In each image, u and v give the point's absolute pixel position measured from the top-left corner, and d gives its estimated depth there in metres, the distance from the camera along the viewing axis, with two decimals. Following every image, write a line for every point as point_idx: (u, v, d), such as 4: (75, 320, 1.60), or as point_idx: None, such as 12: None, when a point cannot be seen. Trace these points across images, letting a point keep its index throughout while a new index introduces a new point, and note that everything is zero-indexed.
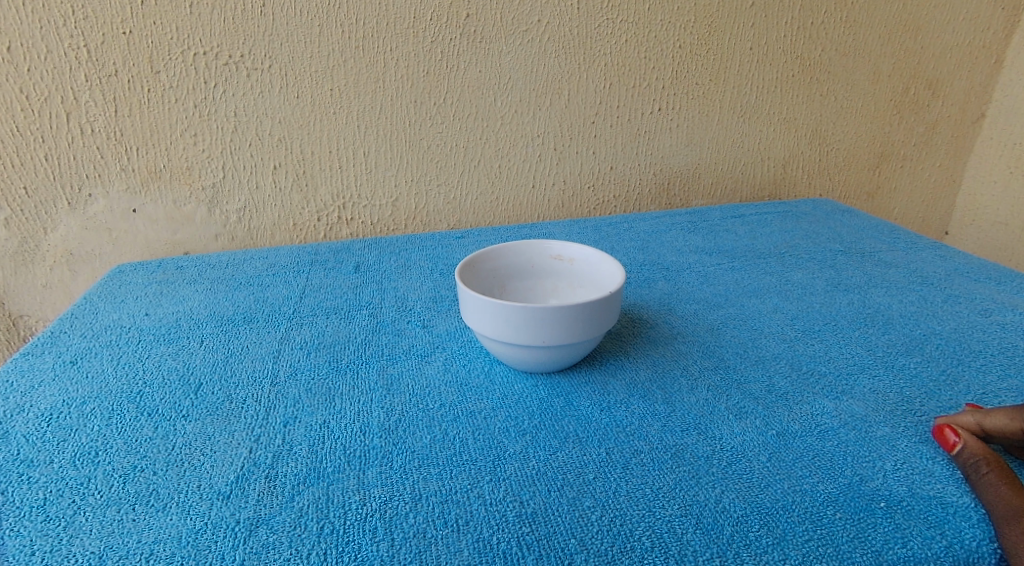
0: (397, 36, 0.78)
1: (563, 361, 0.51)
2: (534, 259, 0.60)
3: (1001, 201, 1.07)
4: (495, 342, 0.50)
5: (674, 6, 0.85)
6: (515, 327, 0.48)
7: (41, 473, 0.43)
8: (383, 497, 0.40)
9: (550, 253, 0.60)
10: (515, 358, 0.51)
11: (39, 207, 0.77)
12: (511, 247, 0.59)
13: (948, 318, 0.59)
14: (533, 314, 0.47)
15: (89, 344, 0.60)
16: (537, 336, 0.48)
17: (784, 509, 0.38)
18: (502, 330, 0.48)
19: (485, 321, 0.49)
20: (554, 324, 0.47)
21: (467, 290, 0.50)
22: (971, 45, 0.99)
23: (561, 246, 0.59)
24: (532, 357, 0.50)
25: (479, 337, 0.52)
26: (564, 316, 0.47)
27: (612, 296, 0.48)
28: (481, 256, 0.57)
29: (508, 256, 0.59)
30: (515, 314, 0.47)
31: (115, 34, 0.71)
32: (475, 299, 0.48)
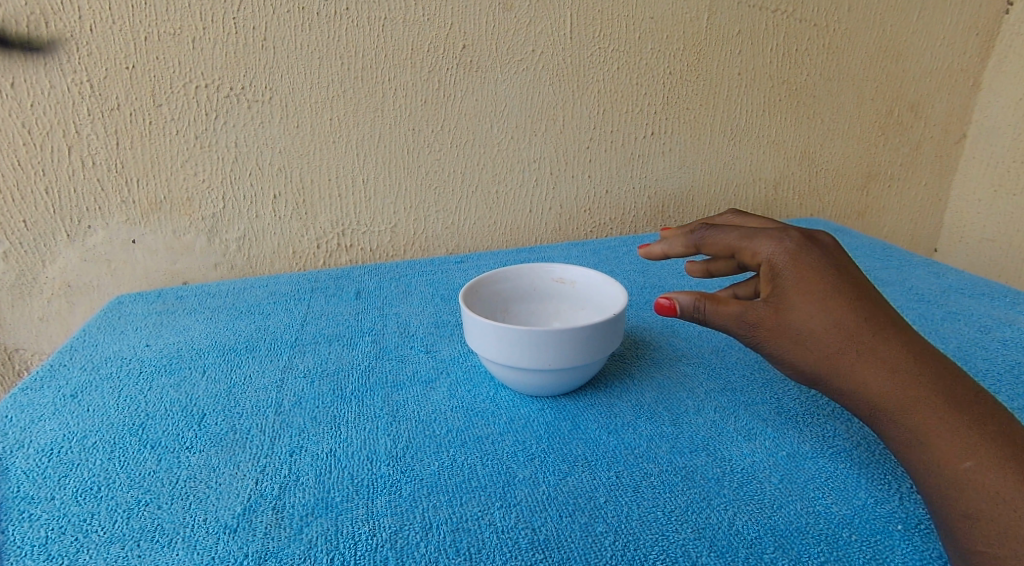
0: (396, 67, 0.79)
1: (568, 385, 0.52)
2: (536, 283, 0.61)
3: (987, 219, 1.09)
4: (500, 366, 0.50)
5: (663, 35, 0.87)
6: (520, 350, 0.48)
7: (43, 510, 0.42)
8: (394, 527, 0.40)
9: (552, 277, 0.61)
10: (520, 382, 0.51)
11: (38, 240, 0.77)
12: (513, 271, 0.60)
13: (950, 336, 0.60)
14: (539, 338, 0.47)
15: (89, 377, 0.59)
16: (542, 359, 0.48)
17: (798, 530, 0.38)
18: (508, 355, 0.49)
19: (491, 347, 0.49)
20: (559, 347, 0.48)
21: (473, 315, 0.50)
22: (950, 69, 1.02)
23: (563, 268, 0.60)
24: (539, 380, 0.50)
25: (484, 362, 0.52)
26: (569, 339, 0.47)
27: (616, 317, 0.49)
28: (483, 280, 0.58)
29: (510, 279, 0.60)
30: (520, 339, 0.48)
31: (118, 69, 0.72)
32: (480, 324, 0.49)
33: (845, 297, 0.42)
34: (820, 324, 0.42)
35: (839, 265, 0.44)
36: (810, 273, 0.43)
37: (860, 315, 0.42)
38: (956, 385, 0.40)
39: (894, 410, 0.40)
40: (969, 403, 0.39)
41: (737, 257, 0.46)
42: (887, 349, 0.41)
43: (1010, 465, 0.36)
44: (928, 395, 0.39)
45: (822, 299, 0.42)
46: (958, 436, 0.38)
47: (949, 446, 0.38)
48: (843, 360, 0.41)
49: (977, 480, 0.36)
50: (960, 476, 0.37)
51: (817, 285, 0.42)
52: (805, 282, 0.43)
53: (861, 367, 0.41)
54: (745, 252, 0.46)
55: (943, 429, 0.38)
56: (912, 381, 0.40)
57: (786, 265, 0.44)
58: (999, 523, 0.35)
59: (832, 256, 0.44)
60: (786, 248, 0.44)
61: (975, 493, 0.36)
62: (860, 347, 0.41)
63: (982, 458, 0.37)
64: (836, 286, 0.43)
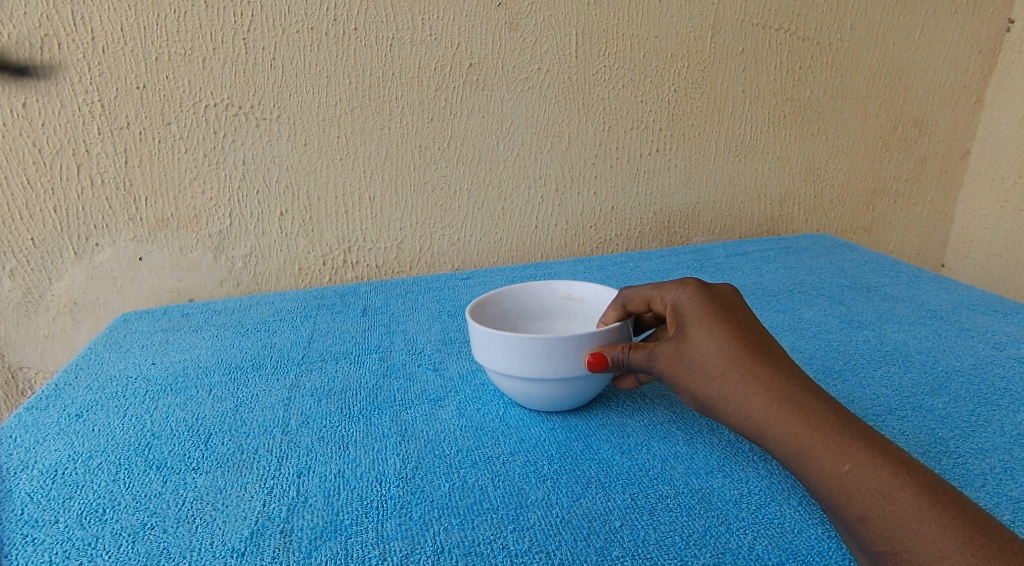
0: (404, 85, 0.80)
1: (576, 396, 0.50)
2: (544, 300, 0.61)
3: (993, 234, 1.09)
4: (508, 379, 0.50)
5: (668, 54, 0.88)
6: (526, 360, 0.47)
7: (47, 534, 0.42)
8: (404, 551, 0.39)
9: (559, 294, 0.60)
10: (528, 394, 0.50)
11: (45, 258, 0.77)
12: (520, 289, 0.60)
13: (965, 354, 0.60)
14: (547, 345, 0.46)
15: (94, 396, 0.59)
16: (550, 369, 0.47)
17: (820, 555, 0.38)
18: (514, 365, 0.48)
19: (497, 358, 0.49)
20: (567, 355, 0.47)
21: (479, 326, 0.50)
22: (952, 86, 1.03)
23: (570, 285, 0.60)
24: (547, 391, 0.49)
25: (490, 375, 0.52)
26: (578, 347, 0.46)
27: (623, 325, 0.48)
28: (488, 298, 0.58)
29: (517, 298, 0.60)
30: (527, 347, 0.47)
31: (129, 89, 0.72)
32: (486, 334, 0.49)
33: (730, 323, 0.44)
34: (707, 348, 0.43)
35: (727, 301, 0.46)
36: (705, 305, 0.45)
37: (740, 338, 0.43)
38: (824, 396, 0.40)
39: (775, 425, 0.40)
40: (840, 412, 0.40)
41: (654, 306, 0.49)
42: (764, 367, 0.42)
43: (884, 460, 0.36)
44: (804, 407, 0.40)
45: (709, 325, 0.44)
46: (834, 439, 0.38)
47: (828, 451, 0.38)
48: (728, 383, 0.42)
49: (856, 480, 0.36)
50: (841, 480, 0.36)
51: (707, 314, 0.44)
52: (698, 311, 0.45)
53: (744, 387, 0.41)
54: (654, 299, 0.48)
55: (821, 436, 0.38)
56: (790, 395, 0.40)
57: (685, 303, 0.46)
58: (885, 520, 0.34)
59: (725, 295, 0.47)
60: (687, 291, 0.47)
61: (857, 494, 0.36)
62: (742, 367, 0.42)
63: (858, 458, 0.37)
64: (723, 314, 0.44)
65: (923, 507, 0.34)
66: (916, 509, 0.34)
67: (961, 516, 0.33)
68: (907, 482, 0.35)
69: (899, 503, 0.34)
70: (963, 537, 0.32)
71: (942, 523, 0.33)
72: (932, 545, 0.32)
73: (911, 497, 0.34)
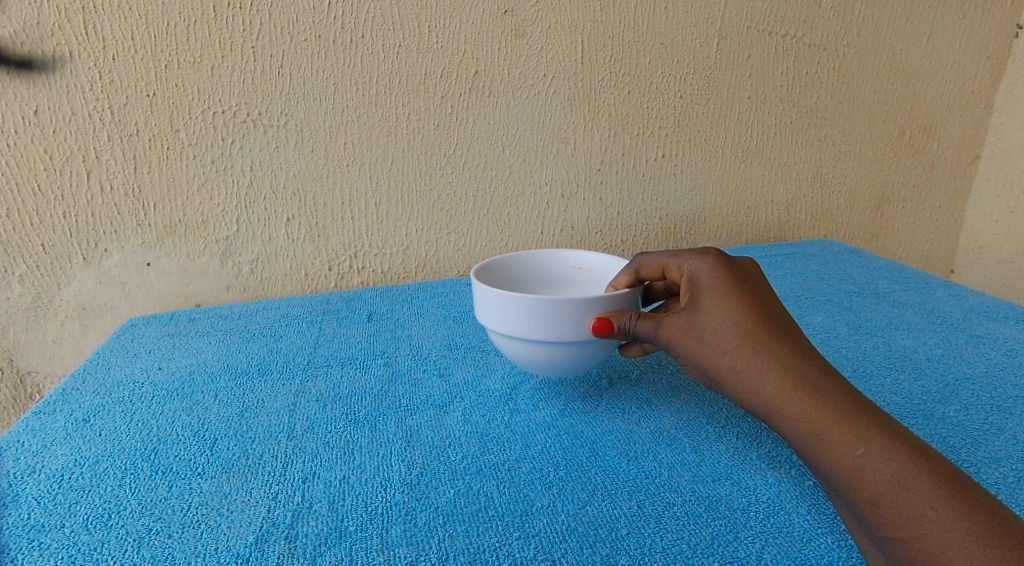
0: (410, 92, 0.80)
1: (578, 362, 0.50)
2: (553, 268, 0.61)
3: (1004, 240, 1.08)
4: (511, 341, 0.50)
5: (674, 60, 0.88)
6: (530, 321, 0.48)
7: (52, 539, 0.42)
8: (409, 558, 0.39)
9: (569, 263, 0.61)
10: (530, 358, 0.50)
11: (54, 263, 0.78)
12: (530, 254, 0.60)
13: (976, 360, 0.59)
14: (550, 305, 0.46)
15: (101, 401, 0.59)
16: (553, 331, 0.48)
17: (829, 565, 0.37)
18: (518, 326, 0.48)
19: (501, 319, 0.49)
20: (571, 317, 0.47)
21: (484, 286, 0.50)
22: (960, 92, 1.03)
23: (580, 254, 0.61)
24: (550, 355, 0.49)
25: (494, 338, 0.52)
26: (582, 309, 0.47)
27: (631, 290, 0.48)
28: (498, 260, 0.59)
29: (527, 263, 0.60)
30: (531, 307, 0.47)
31: (138, 96, 0.73)
32: (491, 294, 0.49)
33: (748, 298, 0.45)
34: (723, 321, 0.44)
35: (745, 275, 0.47)
36: (722, 278, 0.46)
37: (757, 314, 0.44)
38: (838, 379, 0.41)
39: (788, 404, 0.41)
40: (855, 395, 0.40)
41: (669, 273, 0.50)
42: (780, 347, 0.43)
43: (900, 447, 0.37)
44: (820, 388, 0.40)
45: (726, 298, 0.45)
46: (849, 423, 0.39)
47: (843, 434, 0.38)
48: (742, 359, 0.43)
49: (870, 464, 0.37)
50: (854, 464, 0.37)
51: (724, 288, 0.45)
52: (715, 285, 0.46)
53: (759, 364, 0.42)
54: (671, 267, 0.49)
55: (836, 420, 0.39)
56: (805, 376, 0.41)
57: (702, 275, 0.47)
58: (899, 505, 0.35)
59: (744, 269, 0.48)
60: (705, 262, 0.48)
61: (871, 478, 0.37)
62: (757, 345, 0.43)
63: (872, 443, 0.37)
64: (740, 288, 0.45)
65: (938, 497, 0.35)
66: (931, 496, 0.35)
67: (976, 508, 0.34)
68: (921, 469, 0.36)
69: (914, 491, 0.35)
70: (978, 528, 0.33)
71: (957, 514, 0.34)
72: (946, 533, 0.33)
73: (926, 484, 0.35)
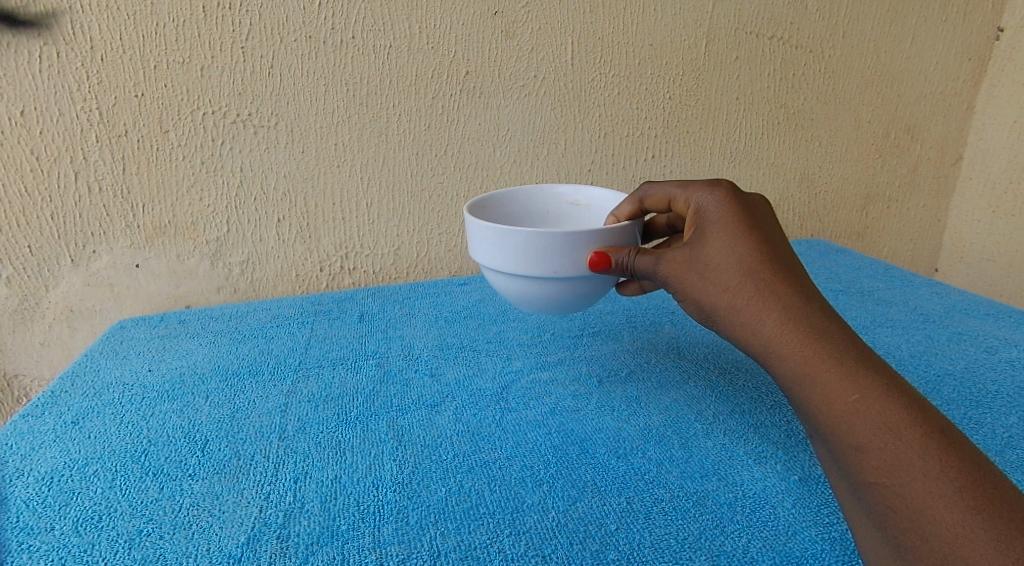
0: (400, 93, 0.80)
1: (572, 298, 0.51)
2: (551, 206, 0.62)
3: (986, 238, 1.10)
4: (507, 277, 0.50)
5: (663, 61, 0.88)
6: (526, 257, 0.48)
7: (42, 541, 0.42)
8: (401, 556, 0.39)
9: (567, 199, 0.62)
10: (525, 294, 0.51)
11: (42, 265, 0.77)
12: (528, 191, 0.62)
13: (957, 357, 0.60)
14: (545, 241, 0.47)
15: (90, 403, 0.59)
16: (548, 267, 0.48)
17: (814, 558, 0.38)
18: (513, 262, 0.49)
19: (495, 255, 0.49)
20: (566, 252, 0.47)
21: (477, 222, 0.50)
22: (944, 93, 1.04)
23: (578, 190, 0.62)
24: (547, 292, 0.50)
25: (489, 274, 0.52)
26: (576, 244, 0.47)
27: (629, 224, 0.49)
28: (496, 197, 0.60)
29: (525, 200, 0.62)
30: (525, 243, 0.47)
31: (127, 97, 0.73)
32: (484, 229, 0.49)
33: (755, 236, 0.44)
34: (726, 258, 0.44)
35: (755, 211, 0.46)
36: (730, 215, 0.46)
37: (763, 253, 0.43)
38: (841, 323, 0.41)
39: (785, 345, 0.41)
40: (855, 341, 0.40)
41: (674, 205, 0.50)
42: (784, 287, 0.42)
43: (895, 396, 0.37)
44: (818, 332, 0.40)
45: (732, 235, 0.44)
46: (846, 370, 0.38)
47: (838, 379, 0.38)
48: (743, 297, 0.43)
49: (863, 410, 0.37)
50: (846, 408, 0.37)
51: (731, 223, 0.45)
52: (722, 221, 0.45)
53: (760, 304, 0.42)
54: (679, 198, 0.49)
55: (832, 364, 0.39)
56: (806, 319, 0.41)
57: (710, 208, 0.47)
58: (885, 453, 0.35)
59: (753, 204, 0.47)
60: (715, 195, 0.47)
61: (861, 423, 0.37)
62: (760, 284, 0.42)
63: (868, 391, 0.37)
64: (748, 225, 0.45)
65: (927, 449, 0.35)
66: (921, 447, 0.35)
67: (963, 462, 0.34)
68: (915, 420, 0.36)
69: (903, 440, 0.35)
70: (964, 481, 0.33)
71: (944, 468, 0.34)
72: (929, 484, 0.34)
73: (918, 434, 0.35)
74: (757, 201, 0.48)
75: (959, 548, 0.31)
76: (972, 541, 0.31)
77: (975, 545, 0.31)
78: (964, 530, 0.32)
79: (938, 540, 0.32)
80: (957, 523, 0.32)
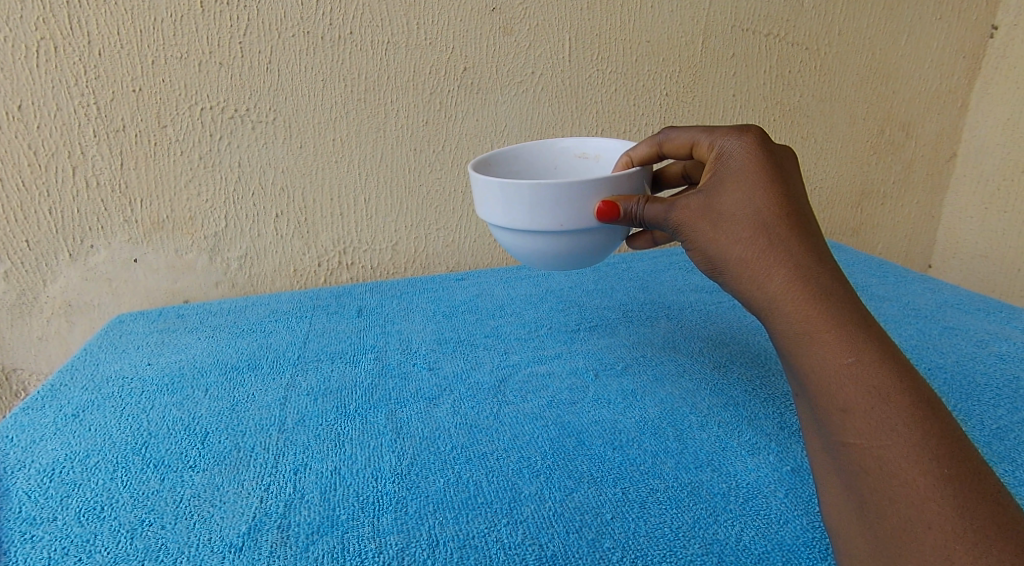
0: (398, 89, 0.80)
1: (580, 252, 0.50)
2: (557, 159, 0.61)
3: (979, 235, 1.11)
4: (510, 232, 0.49)
5: (660, 58, 0.89)
6: (530, 210, 0.46)
7: (45, 531, 0.42)
8: (400, 544, 0.40)
9: (573, 152, 0.61)
10: (532, 249, 0.49)
11: (39, 260, 0.77)
12: (532, 146, 0.60)
13: (948, 350, 0.61)
14: (547, 192, 0.45)
15: (90, 396, 0.59)
16: (553, 219, 0.46)
17: (805, 545, 0.39)
18: (516, 216, 0.47)
19: (498, 209, 0.48)
20: (570, 202, 0.45)
21: (478, 176, 0.49)
22: (938, 90, 1.05)
23: (582, 142, 0.60)
24: (551, 246, 0.49)
25: (493, 231, 0.51)
26: (580, 193, 0.45)
27: (637, 170, 0.47)
28: (500, 153, 0.58)
29: (530, 154, 0.60)
30: (527, 195, 0.45)
31: (125, 92, 0.73)
32: (486, 183, 0.47)
33: (777, 188, 0.43)
34: (743, 210, 0.43)
35: (780, 161, 0.45)
36: (755, 161, 0.44)
37: (781, 208, 0.43)
38: (847, 287, 0.41)
39: (787, 302, 0.41)
40: (857, 305, 0.40)
41: (697, 150, 0.47)
42: (796, 244, 0.42)
43: (889, 363, 0.38)
44: (822, 293, 0.40)
45: (752, 185, 0.43)
46: (843, 334, 0.39)
47: (836, 341, 0.39)
48: (754, 250, 0.43)
49: (857, 373, 0.38)
50: (840, 369, 0.38)
51: (755, 171, 0.43)
52: (743, 169, 0.44)
53: (769, 259, 0.42)
54: (702, 143, 0.46)
55: (832, 327, 0.39)
56: (812, 279, 0.41)
57: (734, 154, 0.44)
58: (872, 416, 0.36)
59: (779, 154, 0.45)
60: (743, 140, 0.44)
61: (854, 385, 0.37)
62: (773, 240, 0.42)
63: (864, 355, 0.38)
64: (771, 176, 0.43)
65: (913, 417, 0.36)
66: (908, 414, 0.36)
67: (944, 433, 0.35)
68: (904, 389, 0.37)
69: (891, 406, 0.36)
70: (942, 451, 0.34)
71: (924, 435, 0.35)
72: (907, 450, 0.35)
73: (905, 401, 0.36)
74: (783, 148, 0.46)
75: (924, 510, 0.33)
76: (939, 505, 0.33)
77: (940, 509, 0.33)
78: (934, 495, 0.33)
79: (906, 503, 0.34)
80: (928, 488, 0.33)
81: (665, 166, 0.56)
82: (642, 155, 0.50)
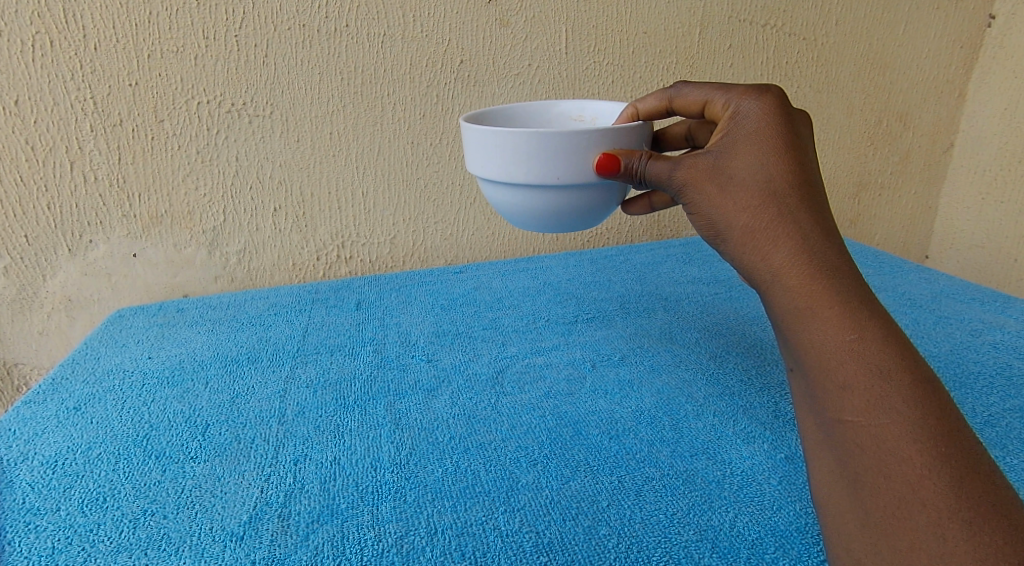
0: (395, 81, 0.80)
1: (578, 209, 0.49)
2: (557, 122, 0.61)
3: (976, 226, 1.11)
4: (508, 189, 0.49)
5: (656, 50, 0.89)
6: (527, 161, 0.46)
7: (49, 521, 0.43)
8: (399, 533, 0.40)
9: (572, 115, 0.61)
10: (529, 205, 0.49)
11: (39, 255, 0.78)
12: (531, 107, 0.60)
13: (942, 339, 0.62)
14: (543, 141, 0.45)
15: (90, 391, 0.59)
16: (550, 172, 0.46)
17: (798, 531, 0.39)
18: (511, 169, 0.47)
19: (493, 161, 0.47)
20: (567, 153, 0.45)
21: (472, 127, 0.48)
22: (936, 80, 1.05)
23: (581, 105, 0.61)
24: (550, 203, 0.49)
25: (488, 187, 0.51)
26: (578, 144, 0.45)
27: (639, 125, 0.47)
28: (499, 112, 0.58)
29: (528, 116, 0.60)
30: (523, 145, 0.45)
31: (121, 86, 0.73)
32: (480, 134, 0.47)
33: (790, 158, 0.43)
34: (753, 178, 0.43)
35: (797, 130, 0.44)
36: (769, 126, 0.44)
37: (792, 181, 0.43)
38: (851, 265, 0.41)
39: (791, 275, 0.41)
40: (860, 283, 0.41)
41: (709, 107, 0.47)
42: (805, 218, 0.42)
43: (891, 341, 0.38)
44: (827, 269, 0.41)
45: (766, 152, 0.43)
46: (846, 311, 0.39)
47: (839, 319, 0.39)
48: (762, 221, 0.43)
49: (859, 350, 0.38)
50: (841, 345, 0.38)
51: (768, 137, 0.43)
52: (757, 133, 0.44)
53: (776, 231, 0.42)
54: (717, 100, 0.46)
55: (835, 304, 0.40)
56: (818, 254, 0.41)
57: (750, 115, 0.44)
58: (872, 392, 0.37)
59: (796, 121, 0.45)
60: (761, 102, 0.44)
61: (856, 360, 0.38)
62: (782, 210, 0.42)
63: (867, 333, 0.38)
64: (786, 144, 0.43)
65: (913, 396, 0.36)
66: (908, 392, 0.36)
67: (943, 414, 0.36)
68: (906, 368, 0.37)
69: (891, 383, 0.37)
70: (941, 430, 0.35)
71: (923, 414, 0.35)
72: (905, 428, 0.35)
73: (906, 379, 0.37)
74: (798, 115, 0.46)
75: (920, 488, 0.33)
76: (934, 483, 0.33)
77: (935, 487, 0.33)
78: (928, 473, 0.34)
79: (901, 481, 0.34)
80: (924, 467, 0.34)
81: (670, 126, 0.56)
82: (649, 108, 0.50)
